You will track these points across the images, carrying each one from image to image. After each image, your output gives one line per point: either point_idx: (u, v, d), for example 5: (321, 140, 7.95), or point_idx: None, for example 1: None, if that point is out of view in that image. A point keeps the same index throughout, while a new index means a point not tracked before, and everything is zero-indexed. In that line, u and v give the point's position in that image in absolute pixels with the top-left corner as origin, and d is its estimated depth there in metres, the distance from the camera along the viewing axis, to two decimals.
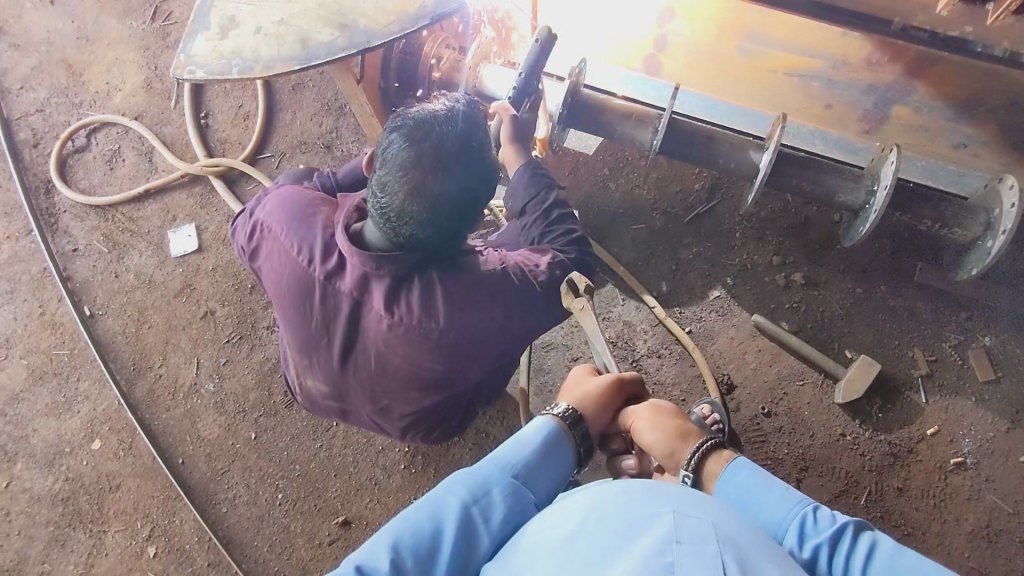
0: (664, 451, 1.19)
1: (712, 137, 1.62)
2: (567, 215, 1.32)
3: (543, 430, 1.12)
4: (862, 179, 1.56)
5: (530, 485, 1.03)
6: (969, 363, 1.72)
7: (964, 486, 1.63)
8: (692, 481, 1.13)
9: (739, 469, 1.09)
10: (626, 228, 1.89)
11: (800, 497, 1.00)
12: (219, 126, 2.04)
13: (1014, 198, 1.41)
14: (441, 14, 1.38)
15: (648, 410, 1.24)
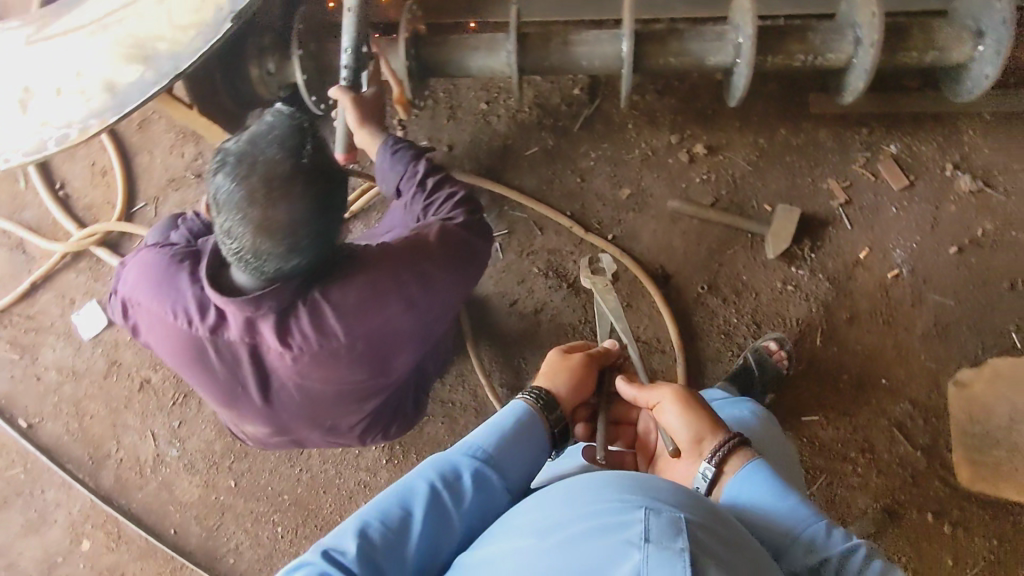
0: (687, 442, 1.11)
1: (568, 41, 1.54)
2: (443, 179, 1.24)
3: (516, 409, 1.09)
4: (726, 35, 1.50)
5: (505, 468, 1.01)
6: (881, 175, 1.74)
7: (907, 294, 1.69)
8: (709, 478, 1.05)
9: (753, 473, 1.02)
10: (522, 156, 1.84)
11: (813, 511, 0.96)
12: (80, 192, 1.91)
13: (873, 6, 1.39)
14: (240, 11, 1.26)
15: (676, 396, 1.13)
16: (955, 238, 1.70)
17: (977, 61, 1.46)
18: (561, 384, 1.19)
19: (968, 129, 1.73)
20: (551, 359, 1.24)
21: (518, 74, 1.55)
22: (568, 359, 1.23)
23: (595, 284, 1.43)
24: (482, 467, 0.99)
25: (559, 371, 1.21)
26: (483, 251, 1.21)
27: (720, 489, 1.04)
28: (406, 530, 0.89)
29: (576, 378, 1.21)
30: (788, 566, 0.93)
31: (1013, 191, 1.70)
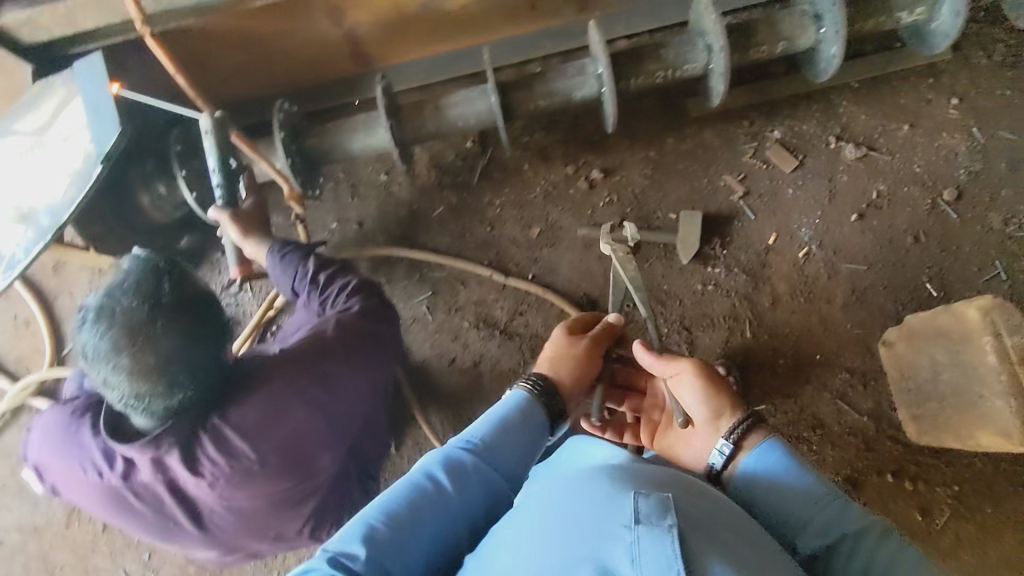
0: (708, 411, 1.22)
1: (440, 104, 1.59)
2: (335, 271, 1.28)
3: (515, 399, 1.17)
4: (586, 69, 1.55)
5: (507, 460, 1.07)
6: (771, 162, 1.79)
7: (821, 269, 1.73)
8: (726, 451, 1.11)
9: (768, 451, 1.06)
10: (430, 217, 1.88)
11: (831, 489, 0.98)
12: (9, 347, 1.91)
13: (713, 13, 1.44)
14: (103, 157, 1.29)
15: (695, 369, 1.28)
16: (854, 206, 1.74)
17: (823, 43, 1.51)
18: (575, 368, 1.33)
19: (842, 100, 1.79)
20: (561, 341, 1.38)
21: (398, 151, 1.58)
22: (580, 343, 1.37)
23: (615, 249, 1.63)
24: (482, 457, 1.05)
25: (575, 355, 1.35)
26: (392, 331, 1.28)
27: (736, 463, 1.09)
28: (411, 521, 0.94)
29: (586, 360, 1.35)
30: (801, 537, 0.95)
31: (896, 149, 1.75)
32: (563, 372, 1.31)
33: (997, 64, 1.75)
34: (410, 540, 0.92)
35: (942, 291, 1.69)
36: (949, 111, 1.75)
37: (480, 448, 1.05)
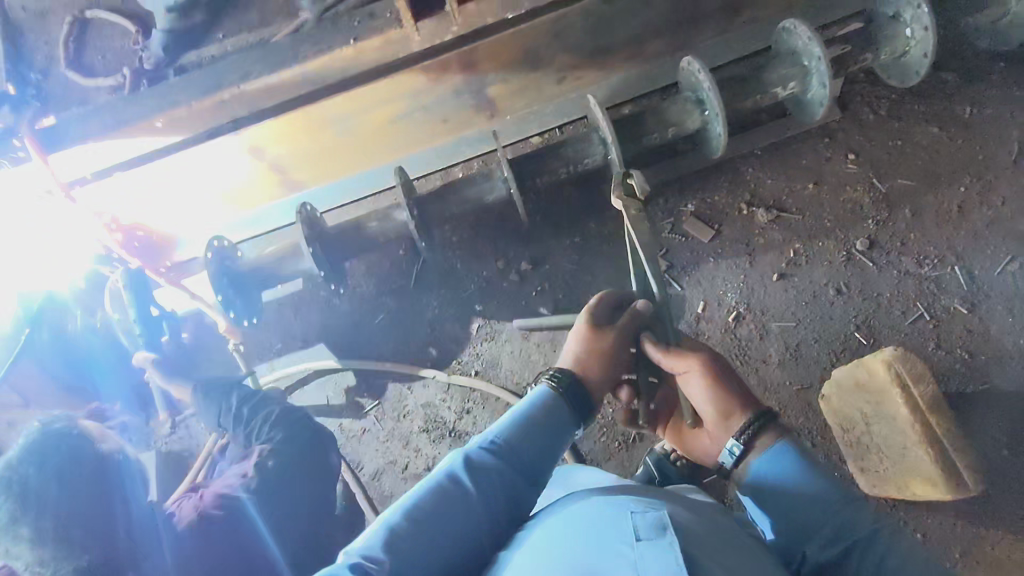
0: (715, 413, 1.18)
1: (360, 222, 1.67)
2: (258, 403, 1.41)
3: (539, 393, 1.20)
4: (494, 174, 1.64)
5: (531, 458, 1.10)
6: (689, 234, 1.85)
7: (752, 329, 1.77)
8: (738, 451, 1.12)
9: (780, 454, 1.08)
10: (372, 325, 1.92)
11: (844, 493, 1.01)
12: None
13: (600, 113, 1.54)
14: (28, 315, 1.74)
15: (703, 368, 1.21)
16: (774, 266, 1.80)
17: (710, 122, 1.60)
18: (594, 362, 1.28)
19: (748, 166, 1.87)
20: (582, 332, 1.31)
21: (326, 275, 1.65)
22: (599, 335, 1.30)
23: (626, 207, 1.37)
24: (507, 454, 1.08)
25: (593, 349, 1.29)
26: (317, 459, 1.35)
27: (748, 465, 1.11)
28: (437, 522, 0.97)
29: (605, 356, 1.28)
30: (813, 543, 0.98)
31: (806, 207, 1.82)
32: (581, 366, 1.27)
33: (886, 117, 1.84)
34: (437, 539, 0.95)
35: (872, 338, 1.72)
36: (848, 166, 1.83)
37: (504, 446, 1.09)
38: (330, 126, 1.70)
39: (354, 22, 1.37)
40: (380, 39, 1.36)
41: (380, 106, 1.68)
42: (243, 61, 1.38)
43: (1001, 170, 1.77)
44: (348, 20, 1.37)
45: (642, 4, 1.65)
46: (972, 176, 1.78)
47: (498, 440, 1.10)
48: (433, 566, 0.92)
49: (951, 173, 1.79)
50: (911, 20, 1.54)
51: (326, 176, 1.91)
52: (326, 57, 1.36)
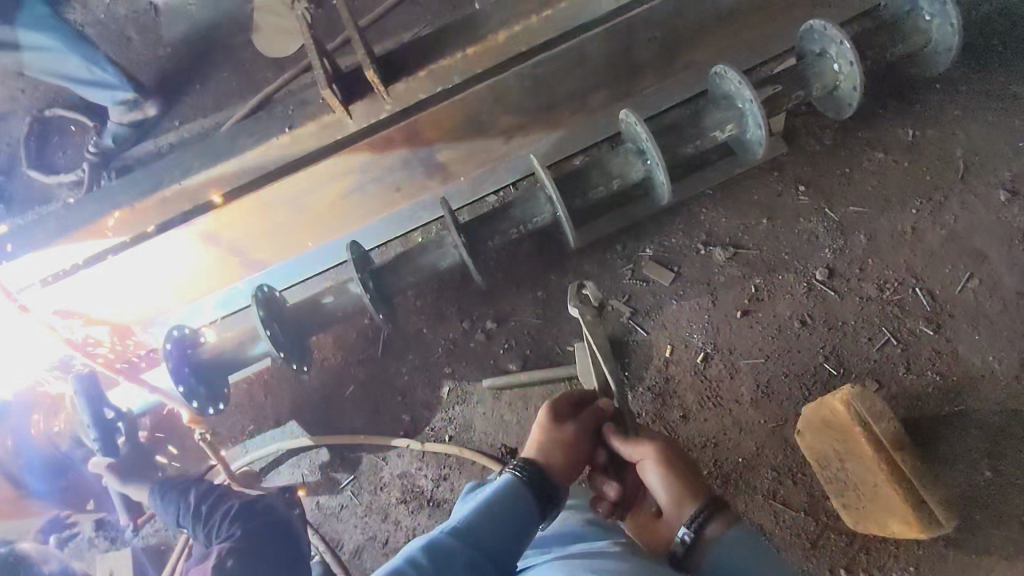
0: (670, 501, 1.17)
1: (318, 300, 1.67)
2: (218, 501, 1.43)
3: (501, 481, 1.14)
4: (446, 240, 1.65)
5: (496, 545, 1.02)
6: (649, 279, 1.86)
7: (722, 370, 1.76)
8: (690, 539, 1.08)
9: (734, 542, 1.06)
10: (343, 398, 1.90)
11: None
12: None
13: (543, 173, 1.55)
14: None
15: (656, 455, 1.22)
16: (737, 303, 1.80)
17: (653, 171, 1.64)
18: (558, 455, 1.25)
19: (702, 207, 1.88)
20: (543, 426, 1.30)
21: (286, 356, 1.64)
22: (562, 428, 1.30)
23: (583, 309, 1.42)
24: (469, 539, 1.00)
25: (555, 441, 1.27)
26: (282, 544, 1.37)
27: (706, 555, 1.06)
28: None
29: (568, 447, 1.27)
30: None
31: (761, 242, 1.83)
32: (546, 457, 1.24)
33: (831, 147, 1.87)
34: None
35: (842, 368, 1.71)
36: (800, 197, 1.84)
37: (466, 533, 1.01)
38: (286, 210, 1.71)
39: (288, 110, 1.39)
40: (315, 124, 1.38)
41: (334, 183, 1.70)
42: (184, 159, 1.42)
43: (949, 191, 1.79)
44: (282, 108, 1.40)
45: (576, 62, 1.69)
46: (922, 198, 1.80)
47: (458, 527, 1.02)
48: None
49: (901, 196, 1.81)
50: (837, 56, 1.59)
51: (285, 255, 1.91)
52: (264, 146, 1.38)
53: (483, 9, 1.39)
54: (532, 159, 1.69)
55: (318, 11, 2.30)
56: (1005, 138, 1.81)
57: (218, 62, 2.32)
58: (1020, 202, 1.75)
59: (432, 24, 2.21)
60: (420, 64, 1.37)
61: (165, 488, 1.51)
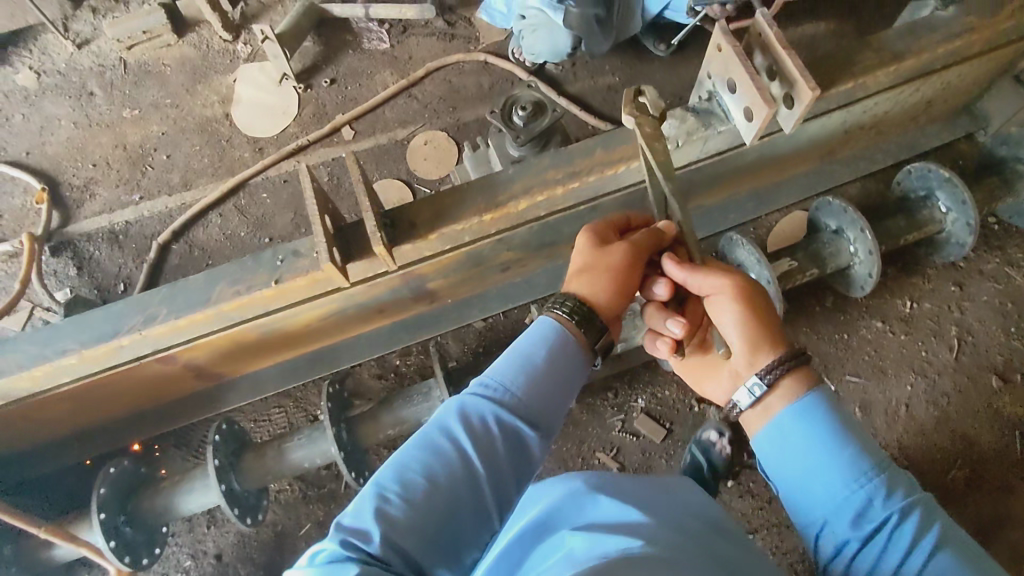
0: (742, 344, 1.13)
1: (281, 447, 1.48)
2: None
3: (539, 334, 1.12)
4: (432, 391, 1.50)
5: (530, 410, 1.05)
6: (642, 433, 1.75)
7: None
8: (764, 388, 1.10)
9: (809, 406, 1.06)
10: (295, 538, 1.70)
11: (866, 470, 0.99)
12: None
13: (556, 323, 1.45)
14: None
15: (730, 288, 1.14)
16: (729, 469, 1.72)
17: None
18: (604, 283, 1.18)
19: None
20: (588, 251, 1.20)
21: (239, 513, 1.43)
22: (612, 252, 1.19)
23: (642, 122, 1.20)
24: (506, 404, 1.04)
25: (607, 268, 1.19)
26: None
27: (769, 405, 1.10)
28: (427, 490, 0.95)
29: (625, 273, 1.19)
30: (842, 514, 0.98)
31: None
32: (599, 288, 1.17)
33: (830, 312, 1.84)
34: (422, 503, 0.94)
35: None
36: None
37: (498, 400, 1.04)
38: (256, 328, 1.56)
39: (278, 258, 1.24)
40: (305, 279, 1.22)
41: (308, 308, 1.56)
42: (147, 301, 1.23)
43: (943, 368, 1.78)
44: (269, 255, 1.24)
45: (587, 210, 1.60)
46: (917, 373, 1.78)
47: (499, 388, 1.05)
48: (428, 540, 0.92)
49: (896, 370, 1.79)
50: (854, 239, 1.56)
51: (241, 368, 1.72)
52: (244, 297, 1.22)
53: (504, 171, 1.29)
54: None
55: (307, 92, 2.15)
56: (997, 320, 1.81)
57: (189, 132, 2.12)
58: (1010, 387, 1.76)
59: (429, 123, 2.09)
60: (431, 226, 1.25)
61: None
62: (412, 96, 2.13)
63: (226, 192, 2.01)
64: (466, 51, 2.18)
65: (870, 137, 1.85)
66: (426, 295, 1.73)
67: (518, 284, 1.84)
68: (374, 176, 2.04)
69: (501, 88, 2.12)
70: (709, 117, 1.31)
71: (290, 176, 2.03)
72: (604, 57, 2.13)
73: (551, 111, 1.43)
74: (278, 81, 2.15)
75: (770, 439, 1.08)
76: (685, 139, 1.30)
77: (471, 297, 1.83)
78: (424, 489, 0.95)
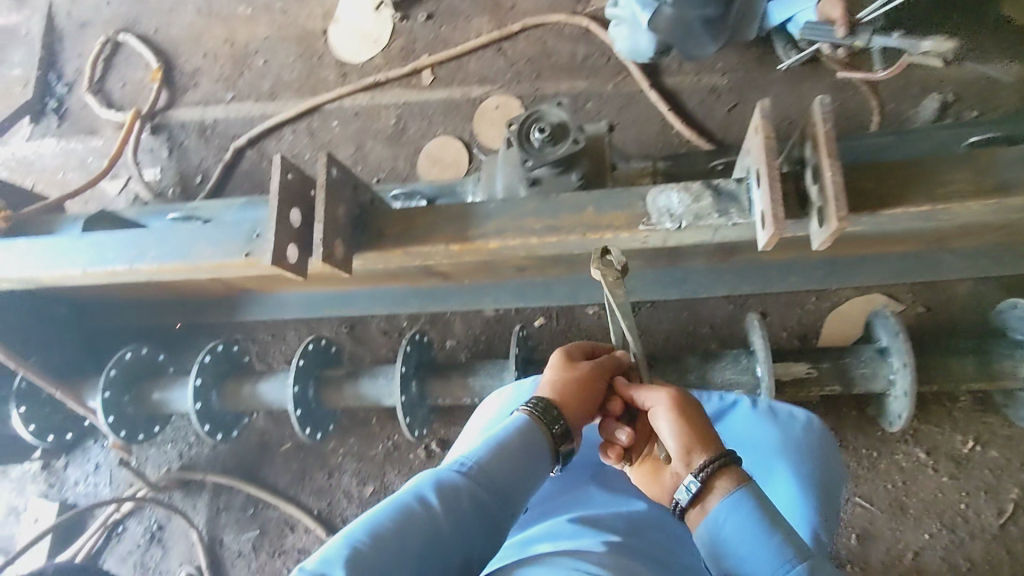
0: (675, 443, 0.95)
1: (257, 387, 1.66)
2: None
3: (515, 421, 0.94)
4: (394, 379, 1.58)
5: (509, 487, 0.85)
6: None
7: None
8: (699, 487, 0.91)
9: (735, 499, 0.88)
10: (277, 450, 1.94)
11: (793, 552, 0.80)
12: None
13: (515, 344, 1.50)
14: None
15: (670, 398, 0.99)
16: None
17: None
18: (572, 393, 1.01)
19: None
20: (554, 366, 1.05)
21: (206, 429, 1.67)
22: (576, 366, 1.04)
23: (602, 275, 1.04)
24: (489, 482, 0.83)
25: (573, 381, 1.02)
26: None
27: (700, 506, 0.91)
28: (400, 558, 0.71)
29: (586, 391, 1.02)
30: None
31: None
32: (563, 396, 1.00)
33: (864, 422, 1.59)
34: (400, 567, 0.70)
35: None
36: None
37: (477, 472, 0.83)
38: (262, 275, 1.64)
39: (254, 231, 1.30)
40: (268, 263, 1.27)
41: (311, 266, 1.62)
42: (142, 241, 1.36)
43: (979, 531, 1.50)
44: (248, 226, 1.31)
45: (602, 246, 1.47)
46: (944, 523, 1.51)
47: (483, 464, 0.85)
48: None
49: (919, 512, 1.53)
50: (897, 369, 1.31)
51: (265, 289, 1.85)
52: (217, 260, 1.30)
53: (483, 204, 1.21)
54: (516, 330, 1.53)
55: (402, 23, 2.08)
56: None
57: (287, 41, 2.16)
58: None
59: (507, 86, 1.96)
60: (396, 241, 1.22)
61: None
62: (500, 51, 1.99)
63: (300, 113, 2.06)
64: (573, 11, 1.97)
65: (999, 236, 1.45)
66: (433, 275, 1.71)
67: (532, 285, 1.75)
68: (437, 130, 1.97)
69: (595, 62, 1.91)
70: (728, 202, 1.11)
71: (361, 111, 2.03)
72: (720, 53, 1.83)
73: (573, 139, 1.31)
74: (377, 7, 2.10)
75: (703, 545, 0.89)
76: (691, 222, 1.11)
77: (483, 284, 1.80)
78: (403, 548, 0.72)
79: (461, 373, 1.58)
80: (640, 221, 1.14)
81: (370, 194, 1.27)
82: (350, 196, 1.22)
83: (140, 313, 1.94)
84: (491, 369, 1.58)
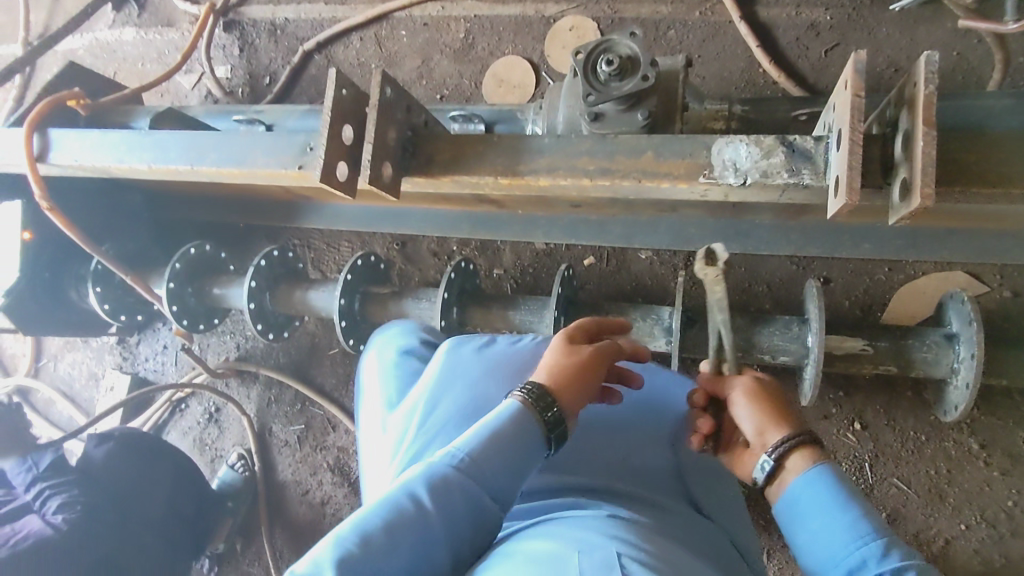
0: (750, 423, 0.97)
1: (308, 294, 1.71)
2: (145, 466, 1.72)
3: (506, 409, 0.86)
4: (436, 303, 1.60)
5: (505, 480, 0.80)
6: None
7: None
8: (774, 465, 0.92)
9: (813, 475, 0.88)
10: (325, 354, 2.02)
11: (869, 530, 0.80)
12: (15, 348, 2.46)
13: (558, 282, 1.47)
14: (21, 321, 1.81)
15: (744, 382, 1.00)
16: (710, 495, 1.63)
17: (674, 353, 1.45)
18: (567, 379, 0.92)
19: None
20: (551, 353, 0.97)
21: (259, 328, 1.74)
22: (571, 352, 0.97)
23: (704, 274, 0.93)
24: (483, 477, 0.78)
25: (569, 364, 0.94)
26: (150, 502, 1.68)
27: (776, 483, 0.92)
28: (392, 563, 0.68)
29: (583, 378, 0.93)
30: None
31: None
32: (557, 382, 0.91)
33: (918, 404, 1.51)
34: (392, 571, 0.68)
35: None
36: (847, 437, 1.53)
37: (469, 464, 0.78)
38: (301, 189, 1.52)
39: (308, 144, 1.29)
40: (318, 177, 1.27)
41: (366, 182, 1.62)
42: (202, 143, 1.38)
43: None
44: (302, 139, 1.29)
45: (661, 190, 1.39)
46: (985, 519, 1.45)
47: (477, 460, 0.78)
48: None
49: (962, 503, 1.46)
50: (962, 359, 1.23)
51: (323, 199, 1.87)
52: (272, 169, 1.30)
53: (538, 137, 1.15)
54: (562, 267, 1.49)
55: None
56: None
57: None
58: None
59: (584, 6, 1.83)
60: (445, 169, 1.19)
61: (113, 437, 1.72)
62: None
63: (369, 20, 2.00)
64: None
65: None
66: (486, 202, 1.68)
67: (586, 222, 1.70)
68: (506, 48, 1.87)
69: None
70: (802, 161, 1.02)
71: (430, 22, 1.96)
72: None
73: (642, 73, 1.21)
74: None
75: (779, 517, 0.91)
76: (757, 179, 1.03)
77: (536, 215, 1.76)
78: (394, 549, 0.69)
79: (503, 304, 1.59)
80: (702, 171, 1.06)
81: (425, 115, 1.24)
82: (402, 117, 1.19)
83: (206, 209, 2.01)
84: (532, 304, 1.57)
